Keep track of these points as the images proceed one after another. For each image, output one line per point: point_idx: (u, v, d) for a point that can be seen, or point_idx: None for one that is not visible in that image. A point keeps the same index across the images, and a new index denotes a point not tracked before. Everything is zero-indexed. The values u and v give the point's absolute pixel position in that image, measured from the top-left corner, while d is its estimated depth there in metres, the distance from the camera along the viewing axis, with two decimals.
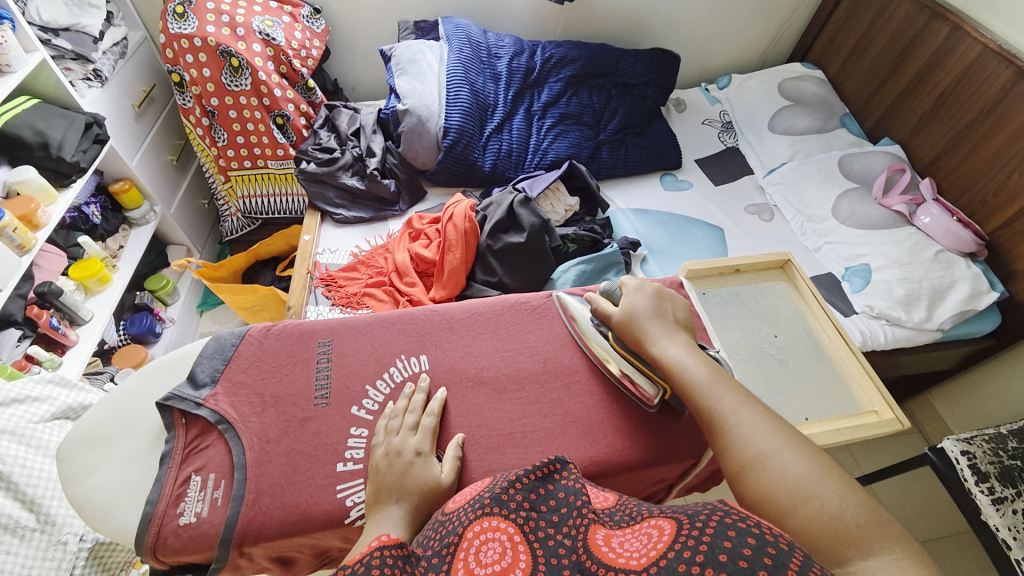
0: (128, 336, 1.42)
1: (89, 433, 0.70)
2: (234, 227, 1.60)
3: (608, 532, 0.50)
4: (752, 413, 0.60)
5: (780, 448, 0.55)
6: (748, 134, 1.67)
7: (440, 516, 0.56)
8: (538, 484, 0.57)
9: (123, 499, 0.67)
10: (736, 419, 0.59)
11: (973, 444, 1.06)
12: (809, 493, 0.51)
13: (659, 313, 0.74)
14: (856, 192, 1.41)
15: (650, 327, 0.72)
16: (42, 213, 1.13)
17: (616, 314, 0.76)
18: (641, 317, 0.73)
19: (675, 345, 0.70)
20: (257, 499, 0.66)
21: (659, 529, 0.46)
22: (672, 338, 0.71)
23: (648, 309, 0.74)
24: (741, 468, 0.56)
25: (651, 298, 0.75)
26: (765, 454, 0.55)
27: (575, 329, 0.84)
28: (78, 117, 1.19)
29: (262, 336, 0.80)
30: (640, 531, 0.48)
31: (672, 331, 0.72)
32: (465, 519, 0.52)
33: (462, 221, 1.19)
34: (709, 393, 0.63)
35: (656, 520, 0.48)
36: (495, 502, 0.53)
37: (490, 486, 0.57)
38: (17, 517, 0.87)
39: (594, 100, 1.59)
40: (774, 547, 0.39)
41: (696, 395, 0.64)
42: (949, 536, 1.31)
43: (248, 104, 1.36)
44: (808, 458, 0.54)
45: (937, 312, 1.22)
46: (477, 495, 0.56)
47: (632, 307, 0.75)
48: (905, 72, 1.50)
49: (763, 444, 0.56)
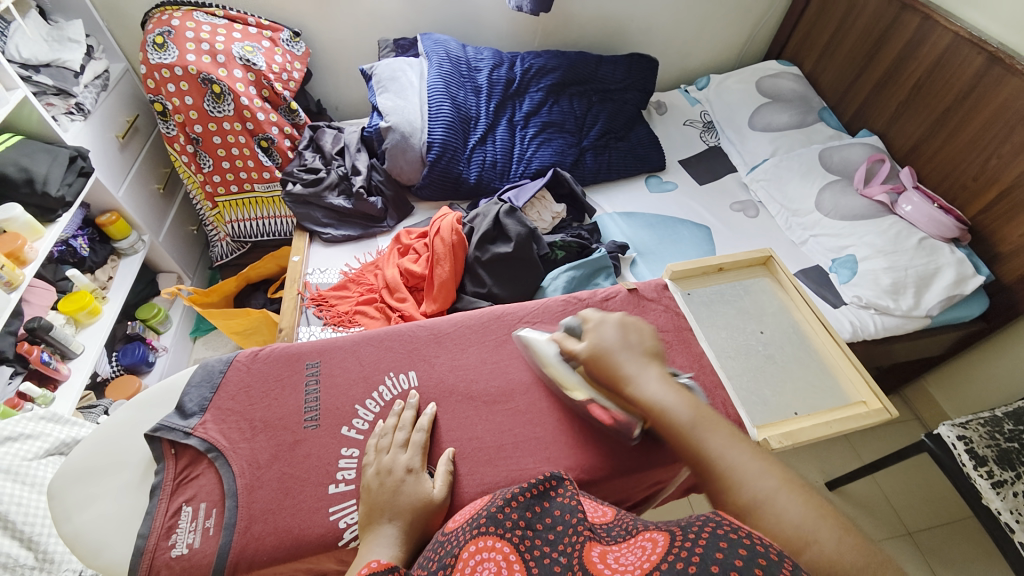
0: (121, 367, 1.41)
1: (80, 469, 0.70)
2: (224, 252, 1.59)
3: (604, 548, 0.49)
4: (743, 453, 0.57)
5: (777, 491, 0.53)
6: (728, 133, 1.69)
7: (439, 537, 0.56)
8: (534, 502, 0.58)
9: (114, 534, 0.66)
10: (728, 461, 0.57)
11: (969, 428, 1.06)
12: (809, 540, 0.49)
13: (630, 343, 0.70)
14: (838, 184, 1.43)
15: (621, 360, 0.68)
16: (28, 248, 1.13)
17: (585, 352, 0.71)
18: (612, 350, 0.70)
19: (654, 381, 0.66)
20: (249, 526, 0.65)
21: (653, 541, 0.46)
22: (648, 370, 0.67)
23: (615, 343, 0.70)
24: (738, 513, 0.53)
25: (618, 329, 0.72)
26: (764, 498, 0.53)
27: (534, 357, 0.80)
28: (62, 151, 1.19)
29: (250, 361, 0.80)
30: (635, 544, 0.47)
31: (645, 363, 0.68)
32: (461, 540, 0.52)
33: (449, 234, 1.20)
34: (698, 435, 0.60)
35: (650, 533, 0.48)
36: (491, 521, 0.54)
37: (489, 504, 0.58)
38: (15, 556, 0.86)
39: (575, 107, 1.62)
40: (765, 558, 0.39)
41: (686, 436, 0.60)
42: (953, 522, 1.31)
43: (232, 129, 1.38)
44: (803, 500, 0.52)
45: (924, 298, 1.24)
46: (476, 513, 0.57)
47: (601, 339, 0.71)
48: (880, 63, 1.53)
49: (759, 488, 0.54)
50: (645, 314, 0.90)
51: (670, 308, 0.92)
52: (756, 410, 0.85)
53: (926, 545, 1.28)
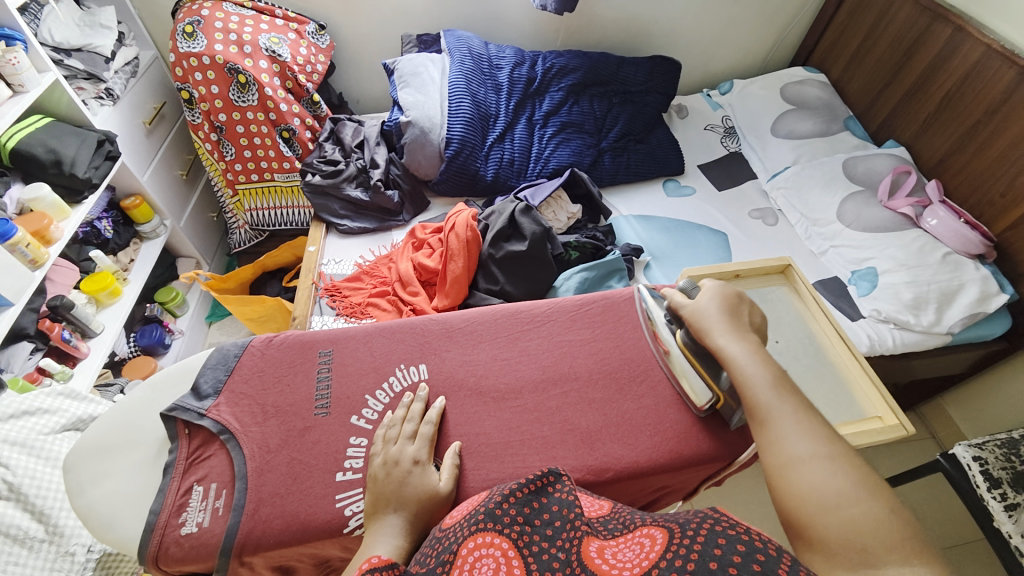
0: (138, 348, 1.44)
1: (97, 444, 0.71)
2: (242, 239, 1.63)
3: (601, 543, 0.51)
4: (810, 420, 0.60)
5: (828, 458, 0.56)
6: (750, 139, 1.67)
7: (437, 533, 0.56)
8: (531, 498, 0.57)
9: (128, 510, 0.67)
10: (789, 421, 0.60)
11: (985, 449, 1.03)
12: (846, 502, 0.52)
13: (734, 310, 0.73)
14: (861, 195, 1.40)
15: (715, 320, 0.72)
16: (54, 228, 1.16)
17: (685, 309, 0.76)
18: (707, 312, 0.73)
19: (742, 344, 0.68)
20: (257, 508, 0.66)
21: (652, 537, 0.48)
22: (739, 338, 0.69)
23: (716, 308, 0.73)
24: (783, 465, 0.57)
25: (724, 298, 0.74)
26: (812, 458, 0.56)
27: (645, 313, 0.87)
28: (90, 135, 1.23)
29: (264, 347, 0.82)
30: (633, 540, 0.50)
31: (738, 328, 0.71)
32: (459, 536, 0.51)
33: (464, 231, 1.20)
34: (772, 393, 0.63)
35: (648, 528, 0.50)
36: (489, 517, 0.53)
37: (486, 500, 0.57)
38: (26, 528, 0.88)
39: (595, 108, 1.61)
40: (763, 554, 0.41)
41: (760, 391, 0.63)
42: (966, 544, 1.28)
43: (255, 119, 1.40)
44: (850, 469, 0.54)
45: (946, 315, 1.21)
46: (473, 509, 0.56)
47: (703, 299, 0.75)
48: (909, 73, 1.49)
49: (809, 450, 0.57)
50: None
51: None
52: None
53: None
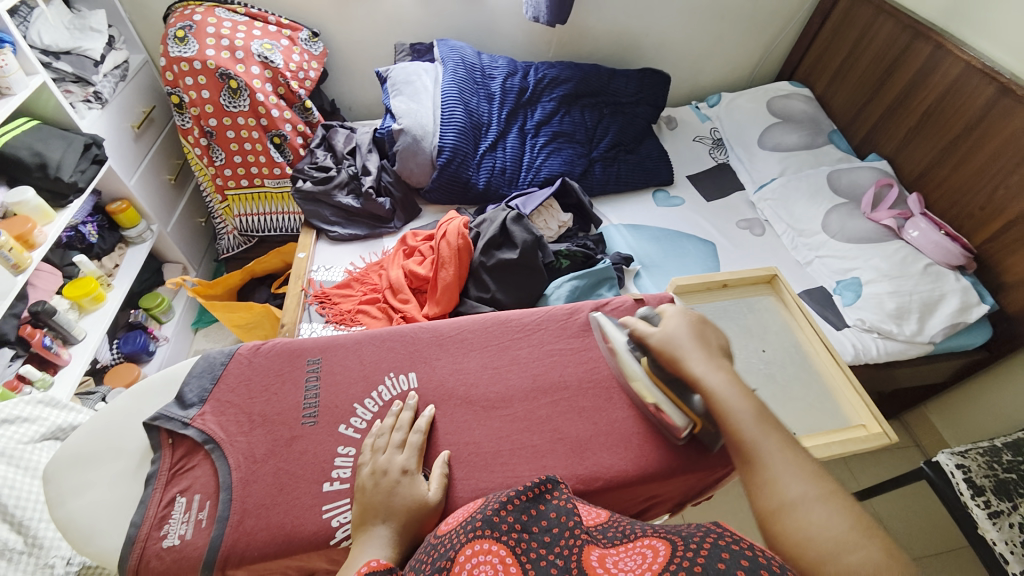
0: (121, 355, 1.42)
1: (78, 453, 0.70)
2: (231, 245, 1.61)
3: (603, 551, 0.49)
4: (796, 458, 0.57)
5: (821, 499, 0.53)
6: (738, 151, 1.70)
7: (433, 539, 0.55)
8: (529, 506, 0.56)
9: (108, 521, 0.66)
10: (777, 459, 0.57)
11: (968, 457, 1.05)
12: (847, 547, 0.49)
13: (703, 337, 0.70)
14: (845, 207, 1.43)
15: (690, 349, 0.68)
16: (38, 232, 1.14)
17: (654, 337, 0.71)
18: (680, 340, 0.69)
19: (719, 374, 0.65)
20: (242, 520, 0.65)
21: (654, 549, 0.46)
22: (716, 366, 0.66)
23: (687, 334, 0.70)
24: (777, 508, 0.54)
25: (692, 323, 0.71)
26: (806, 500, 0.53)
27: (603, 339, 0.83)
28: (77, 138, 1.21)
29: (251, 355, 0.80)
30: (634, 550, 0.48)
31: (713, 356, 0.68)
32: (457, 543, 0.50)
33: (455, 238, 1.21)
34: (755, 429, 0.60)
35: (649, 538, 0.49)
36: (486, 524, 0.52)
37: (483, 507, 0.57)
38: (4, 539, 0.86)
39: (586, 118, 1.63)
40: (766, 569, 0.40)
41: (744, 428, 0.60)
42: (949, 551, 1.30)
43: (246, 124, 1.39)
44: (845, 510, 0.52)
45: (928, 324, 1.23)
46: (470, 516, 0.56)
47: (674, 326, 0.71)
48: (891, 88, 1.53)
49: (802, 489, 0.54)
50: None
51: None
52: None
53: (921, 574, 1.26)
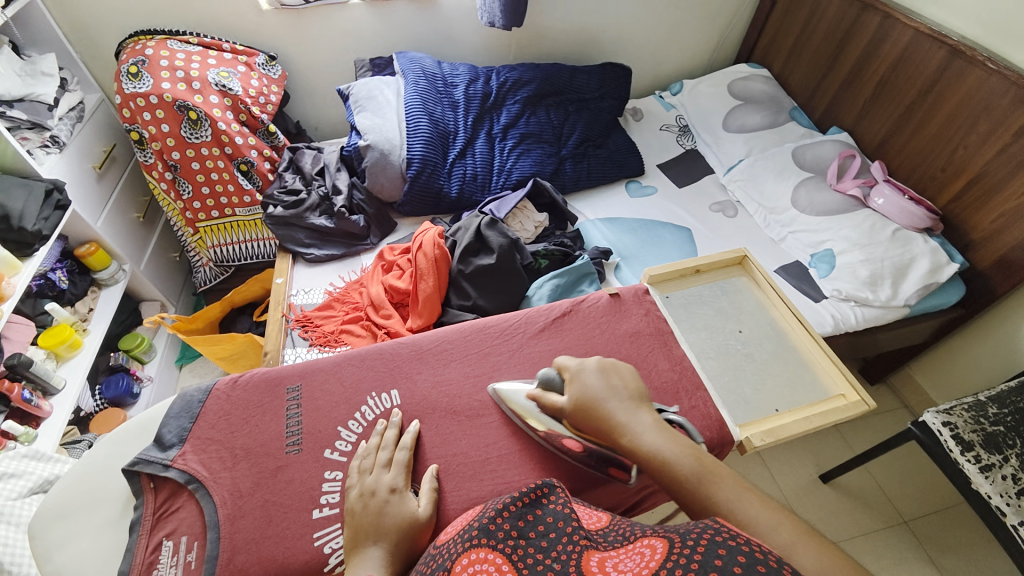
0: (104, 400, 1.39)
1: (59, 507, 0.68)
2: (208, 277, 1.58)
3: (602, 555, 0.47)
4: (751, 507, 0.54)
5: (792, 544, 0.49)
6: (704, 136, 1.73)
7: (433, 549, 0.54)
8: (525, 511, 0.54)
9: (95, 573, 0.64)
10: (736, 515, 0.54)
11: (954, 414, 1.08)
12: None
13: (614, 390, 0.69)
14: (812, 181, 1.46)
15: (611, 409, 0.67)
16: (6, 285, 1.11)
17: (568, 403, 0.70)
18: (597, 397, 0.68)
19: (643, 429, 0.64)
20: (232, 557, 0.64)
21: (652, 547, 0.44)
22: (641, 422, 0.65)
23: (600, 388, 0.69)
24: None
25: (600, 375, 0.71)
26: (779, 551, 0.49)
27: (512, 412, 0.77)
28: (37, 185, 1.18)
29: (229, 388, 0.80)
30: (634, 550, 0.46)
31: (635, 409, 0.67)
32: (454, 553, 0.50)
33: (432, 249, 1.20)
34: (704, 489, 0.57)
35: (649, 538, 0.46)
36: (483, 533, 0.51)
37: (480, 515, 0.56)
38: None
39: (552, 117, 1.64)
40: (765, 565, 0.37)
41: (693, 490, 0.57)
42: (946, 509, 1.33)
43: (210, 154, 1.38)
44: (822, 551, 0.48)
45: (901, 288, 1.26)
46: (467, 525, 0.55)
47: (586, 387, 0.70)
48: (845, 61, 1.57)
49: (774, 540, 0.50)
50: (627, 319, 0.90)
51: (651, 312, 0.92)
52: (737, 409, 0.85)
53: (922, 532, 1.29)
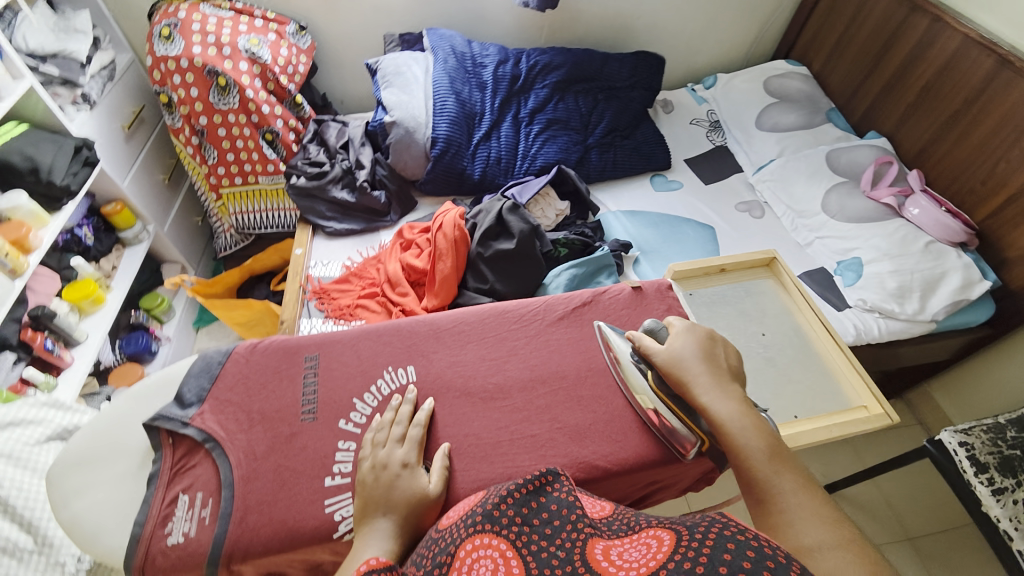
0: (124, 355, 1.42)
1: (79, 455, 0.70)
2: (229, 243, 1.60)
3: (607, 543, 0.47)
4: (804, 504, 0.54)
5: (834, 545, 0.48)
6: (735, 133, 1.67)
7: (434, 534, 0.55)
8: (528, 500, 0.55)
9: (111, 521, 0.66)
10: (785, 502, 0.54)
11: (971, 434, 1.05)
12: None
13: (714, 358, 0.71)
14: (845, 186, 1.42)
15: (707, 371, 0.69)
16: (34, 236, 1.14)
17: (661, 355, 0.73)
18: (689, 360, 0.70)
19: (727, 401, 0.65)
20: (245, 517, 0.66)
21: (659, 539, 0.44)
22: (727, 396, 0.66)
23: (696, 353, 0.71)
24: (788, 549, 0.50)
25: (700, 343, 0.73)
26: (816, 544, 0.48)
27: (608, 349, 0.82)
28: (67, 141, 1.20)
29: (248, 353, 0.80)
30: (640, 541, 0.46)
31: (726, 383, 0.68)
32: (457, 538, 0.50)
33: (452, 230, 1.20)
34: (765, 470, 0.58)
35: (654, 530, 0.46)
36: (486, 518, 0.51)
37: (484, 501, 0.56)
38: (14, 539, 0.86)
39: (581, 104, 1.60)
40: (772, 560, 0.37)
41: (754, 465, 0.59)
42: (954, 529, 1.31)
43: (237, 121, 1.38)
44: (862, 559, 0.46)
45: (930, 302, 1.23)
46: (470, 510, 0.55)
47: (684, 346, 0.72)
48: (888, 64, 1.51)
49: (817, 534, 0.50)
50: (648, 314, 0.89)
51: (672, 308, 0.90)
52: None
53: (927, 550, 1.28)
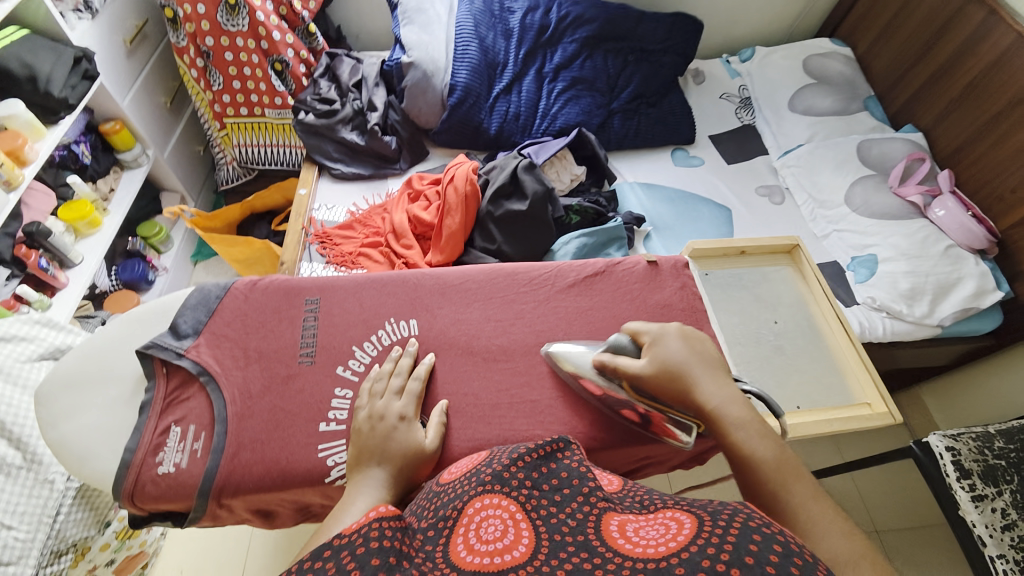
0: (120, 282, 1.41)
1: (69, 378, 0.69)
2: (231, 175, 1.55)
3: (622, 519, 0.46)
4: (824, 515, 0.51)
5: (859, 562, 0.47)
6: (766, 112, 1.59)
7: (435, 487, 0.55)
8: (540, 463, 0.54)
9: (101, 445, 0.66)
10: (807, 515, 0.51)
11: (959, 440, 1.06)
12: None
13: (701, 357, 0.66)
14: (871, 180, 1.37)
15: (698, 377, 0.64)
16: (30, 148, 1.09)
17: (643, 368, 0.66)
18: (680, 362, 0.65)
19: (728, 403, 0.61)
20: (237, 453, 0.66)
21: (679, 521, 0.43)
22: (726, 396, 0.62)
23: (684, 355, 0.66)
24: None
25: (683, 341, 0.67)
26: (842, 564, 0.46)
27: (565, 371, 0.74)
28: (66, 50, 1.13)
29: (247, 290, 0.78)
30: (657, 520, 0.45)
31: (721, 380, 0.64)
32: (464, 494, 0.51)
33: (463, 184, 1.16)
34: (781, 483, 0.54)
35: (672, 511, 0.45)
36: (496, 479, 0.52)
37: (491, 462, 0.56)
38: (2, 454, 0.84)
39: (609, 65, 1.51)
40: (799, 557, 0.37)
41: (767, 478, 0.55)
42: (922, 527, 1.35)
43: (246, 46, 1.30)
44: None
45: (939, 307, 1.21)
46: (474, 469, 0.55)
47: (668, 353, 0.66)
48: (936, 55, 1.42)
49: (839, 551, 0.48)
50: (660, 291, 0.87)
51: (686, 286, 0.88)
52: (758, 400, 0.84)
53: (892, 544, 1.32)
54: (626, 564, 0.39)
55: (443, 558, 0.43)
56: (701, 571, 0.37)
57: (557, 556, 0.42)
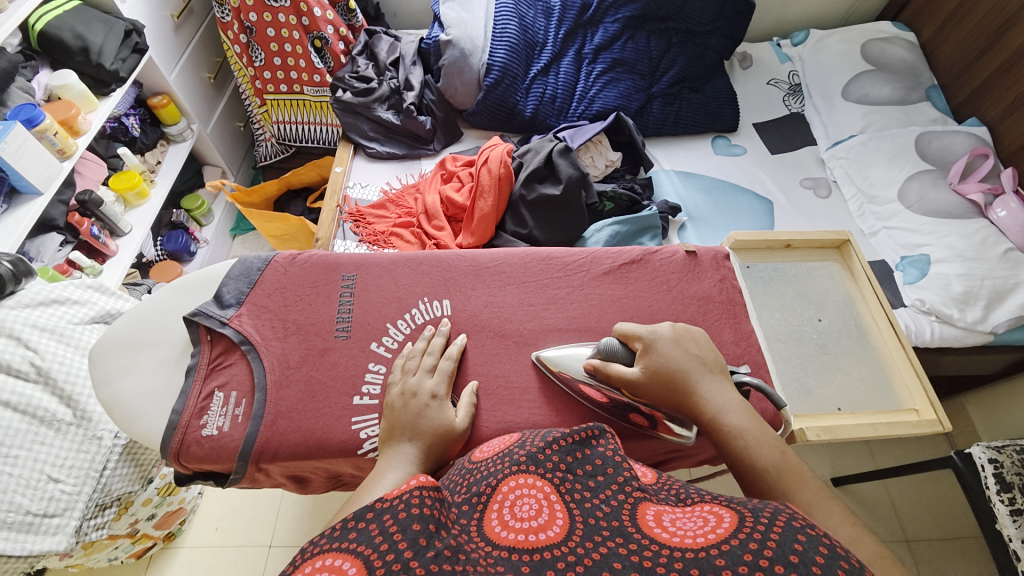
0: (164, 252, 1.46)
1: (123, 339, 0.73)
2: (269, 153, 1.58)
3: (658, 509, 0.45)
4: (832, 517, 0.51)
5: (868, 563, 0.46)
6: (817, 100, 1.51)
7: (469, 464, 0.56)
8: (574, 449, 0.54)
9: (150, 405, 0.70)
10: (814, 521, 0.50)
11: (1003, 453, 1.00)
12: None
13: (696, 361, 0.64)
14: (929, 175, 1.28)
15: (694, 382, 0.62)
16: (82, 120, 1.13)
17: (638, 375, 0.64)
18: (678, 365, 0.64)
19: (730, 407, 0.60)
20: (275, 421, 0.68)
21: (718, 516, 0.42)
22: (726, 399, 0.61)
23: (683, 359, 0.64)
24: None
25: (679, 341, 0.66)
26: None
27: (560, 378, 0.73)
28: (117, 23, 1.16)
29: (287, 264, 0.80)
30: (694, 513, 0.44)
31: (720, 385, 0.63)
32: (498, 473, 0.51)
33: (497, 166, 1.14)
34: (782, 489, 0.53)
35: (711, 505, 0.44)
36: (531, 460, 0.52)
37: (526, 444, 0.56)
38: (54, 411, 0.90)
39: (652, 46, 1.45)
40: (846, 561, 0.36)
41: (768, 484, 0.54)
42: (955, 538, 1.29)
43: (287, 23, 1.31)
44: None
45: (994, 313, 1.12)
46: (508, 450, 0.56)
47: (664, 359, 0.64)
48: (1006, 46, 1.31)
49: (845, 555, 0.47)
50: (699, 282, 0.84)
51: (725, 279, 0.85)
52: (795, 399, 0.82)
53: (921, 554, 1.27)
54: (664, 552, 0.39)
55: (478, 532, 0.44)
56: (743, 565, 0.36)
57: (592, 539, 0.42)
